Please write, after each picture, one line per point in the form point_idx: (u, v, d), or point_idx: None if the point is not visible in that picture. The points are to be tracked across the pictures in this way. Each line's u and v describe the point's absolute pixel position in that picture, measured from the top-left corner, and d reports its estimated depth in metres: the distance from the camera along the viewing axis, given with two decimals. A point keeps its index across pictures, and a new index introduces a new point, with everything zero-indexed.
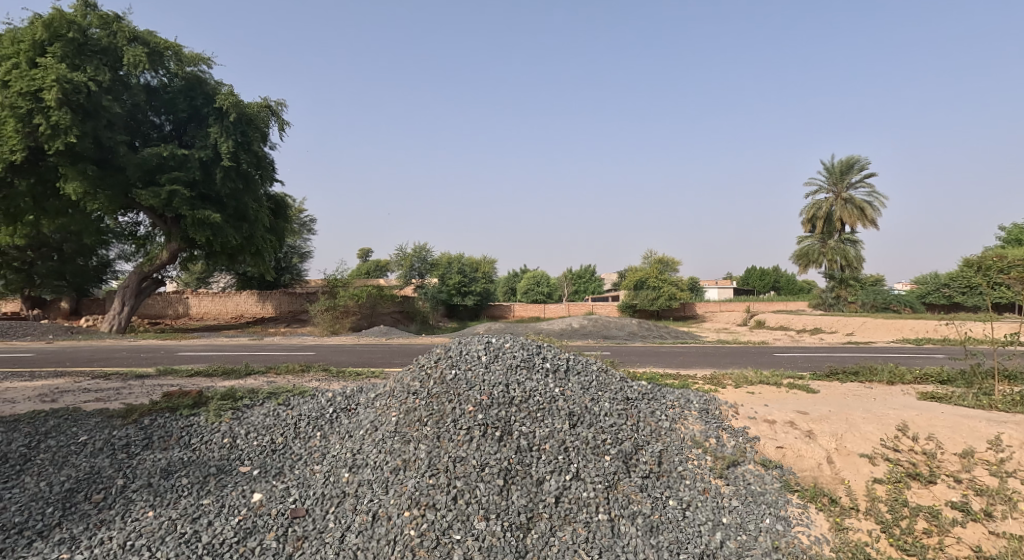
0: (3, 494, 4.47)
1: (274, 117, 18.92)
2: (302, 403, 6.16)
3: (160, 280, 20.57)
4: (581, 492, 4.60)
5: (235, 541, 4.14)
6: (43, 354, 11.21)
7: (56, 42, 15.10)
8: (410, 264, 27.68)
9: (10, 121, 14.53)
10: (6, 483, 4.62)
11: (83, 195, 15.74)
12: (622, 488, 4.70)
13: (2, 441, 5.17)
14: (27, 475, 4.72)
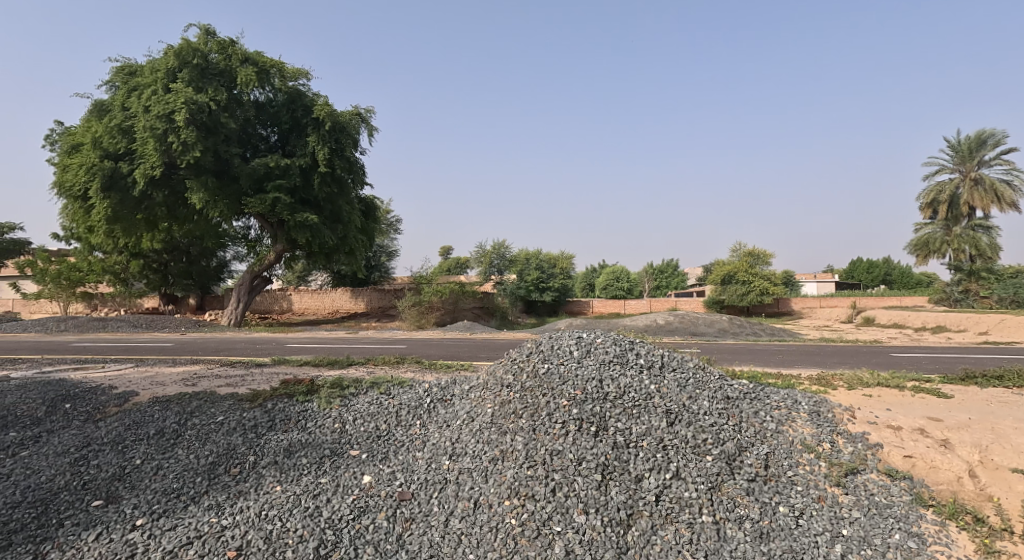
0: (159, 464, 5.01)
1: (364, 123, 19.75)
2: (402, 393, 6.45)
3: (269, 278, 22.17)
4: (683, 492, 4.48)
5: (351, 517, 4.39)
6: (177, 345, 12.46)
7: (184, 69, 16.74)
8: (487, 262, 30.35)
9: (150, 141, 16.10)
10: (163, 454, 5.19)
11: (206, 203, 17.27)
12: (726, 490, 4.53)
13: (158, 418, 5.82)
14: (177, 448, 5.28)
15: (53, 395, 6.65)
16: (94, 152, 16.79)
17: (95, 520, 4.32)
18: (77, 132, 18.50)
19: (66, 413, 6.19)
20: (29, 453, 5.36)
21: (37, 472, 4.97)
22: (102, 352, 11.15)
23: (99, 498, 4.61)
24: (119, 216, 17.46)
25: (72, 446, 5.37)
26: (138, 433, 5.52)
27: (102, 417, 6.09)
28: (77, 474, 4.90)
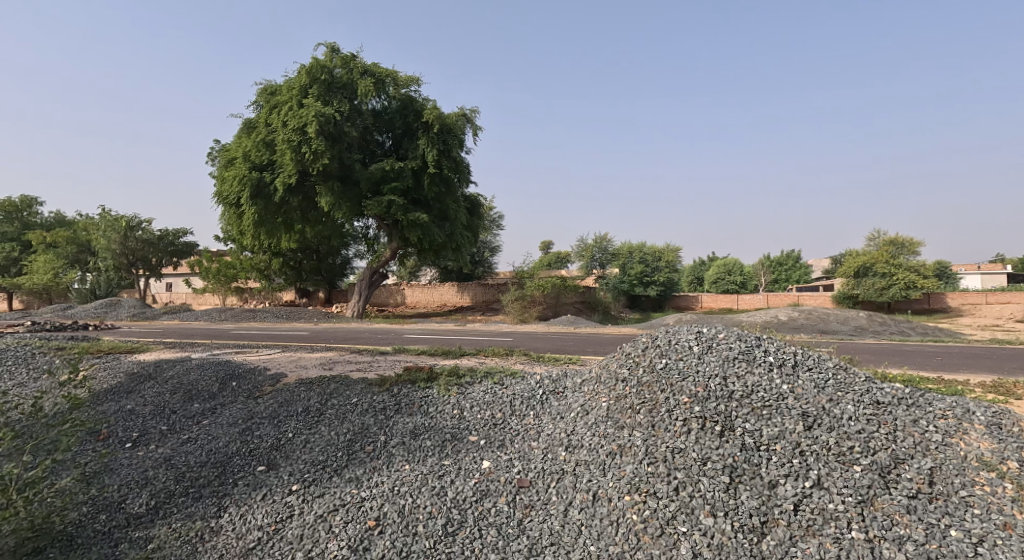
0: (307, 438, 5.55)
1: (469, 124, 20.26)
2: (515, 383, 6.61)
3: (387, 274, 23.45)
4: (826, 504, 4.17)
5: (474, 499, 4.58)
6: (311, 333, 13.63)
7: (314, 85, 18.19)
8: (590, 255, 29.14)
9: (287, 152, 17.65)
10: (310, 429, 5.73)
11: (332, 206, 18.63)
12: (880, 505, 4.15)
13: (303, 397, 6.44)
14: (321, 425, 5.80)
15: (222, 373, 7.60)
16: (244, 164, 18.70)
17: (261, 483, 4.86)
18: (231, 148, 20.79)
19: (232, 389, 7.05)
20: (207, 422, 6.17)
21: (213, 439, 5.69)
22: (249, 339, 12.48)
23: (262, 464, 5.19)
24: (263, 220, 19.28)
25: (239, 418, 6.09)
26: (289, 409, 6.14)
27: (261, 394, 6.85)
28: (244, 442, 5.55)
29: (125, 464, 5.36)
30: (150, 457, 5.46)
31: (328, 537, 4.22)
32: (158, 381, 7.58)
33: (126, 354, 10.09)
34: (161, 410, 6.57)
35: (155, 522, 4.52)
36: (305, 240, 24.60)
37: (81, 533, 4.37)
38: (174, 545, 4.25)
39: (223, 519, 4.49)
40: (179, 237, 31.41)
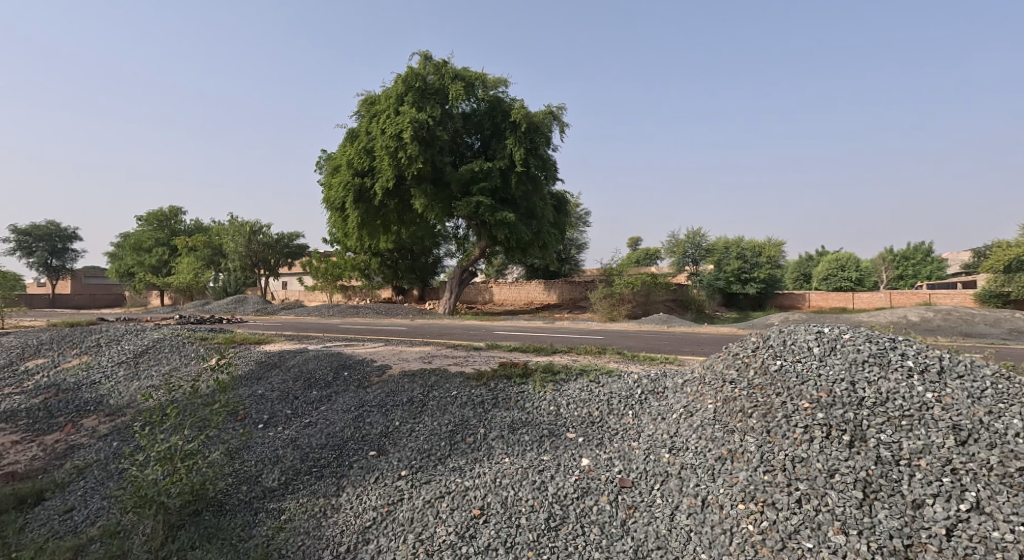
0: (413, 427, 5.83)
1: (557, 121, 20.21)
2: (612, 382, 6.54)
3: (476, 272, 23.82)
4: (988, 532, 3.69)
5: (576, 496, 4.62)
6: (408, 329, 14.20)
7: (409, 93, 18.94)
8: (681, 252, 28.66)
9: (385, 158, 18.52)
10: (415, 419, 6.01)
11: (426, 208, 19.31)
12: None
13: (407, 389, 6.78)
14: (425, 415, 6.07)
15: (335, 363, 8.20)
16: (348, 171, 19.82)
17: (373, 467, 5.21)
18: (336, 156, 22.16)
19: (345, 378, 7.58)
20: (325, 408, 6.68)
21: (331, 424, 6.14)
22: (354, 333, 13.22)
23: (373, 449, 5.53)
24: (364, 223, 20.34)
25: (352, 406, 6.52)
26: (396, 399, 6.48)
27: (371, 384, 7.27)
28: (357, 429, 5.94)
29: (259, 443, 6.03)
30: (279, 438, 6.08)
31: (436, 522, 4.43)
32: (281, 370, 8.40)
33: (255, 345, 11.09)
34: (286, 395, 7.29)
35: (285, 496, 5.00)
36: (401, 240, 25.64)
37: (230, 499, 5.05)
38: (302, 518, 4.67)
39: (341, 498, 4.85)
40: (293, 240, 33.76)
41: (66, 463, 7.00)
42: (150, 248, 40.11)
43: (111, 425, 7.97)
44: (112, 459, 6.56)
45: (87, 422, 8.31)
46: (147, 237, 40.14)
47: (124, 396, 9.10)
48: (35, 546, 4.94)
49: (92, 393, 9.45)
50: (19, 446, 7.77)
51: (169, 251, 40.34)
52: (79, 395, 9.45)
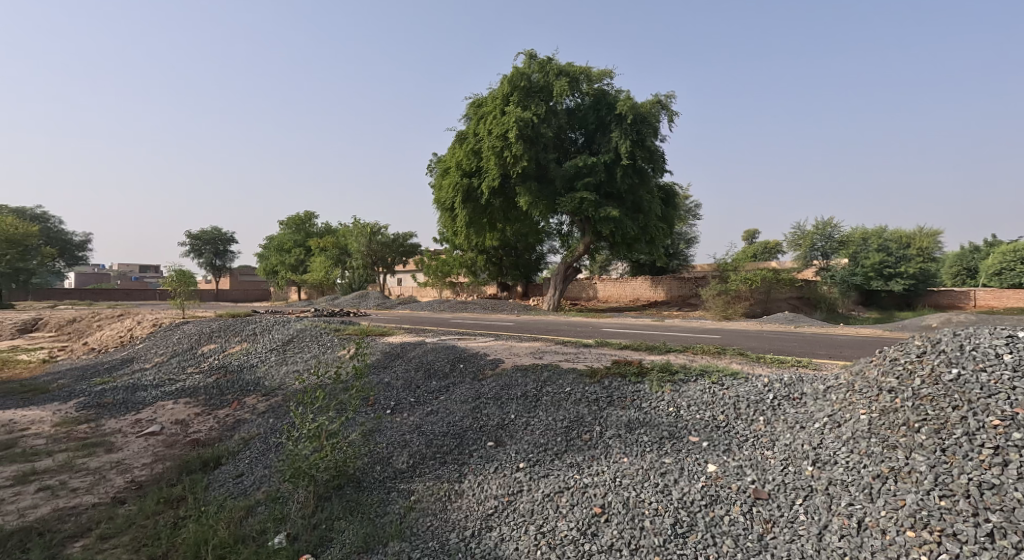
0: (528, 421, 5.90)
1: (665, 110, 19.48)
2: (737, 385, 6.12)
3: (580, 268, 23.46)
4: None
5: (704, 503, 4.37)
6: (516, 325, 14.34)
7: (514, 93, 19.12)
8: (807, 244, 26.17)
9: (492, 157, 18.85)
10: (530, 412, 6.07)
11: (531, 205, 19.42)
12: None
13: (521, 383, 6.86)
14: (539, 409, 6.10)
15: (452, 355, 8.67)
16: (457, 172, 20.42)
17: (492, 457, 5.37)
18: (446, 158, 22.94)
19: (461, 370, 8.05)
20: (444, 398, 7.18)
21: (450, 414, 6.54)
22: (467, 328, 13.59)
23: (491, 440, 5.72)
24: (472, 221, 20.85)
25: (468, 398, 6.87)
26: (510, 393, 6.61)
27: (484, 376, 7.62)
28: (475, 419, 6.25)
29: (389, 426, 6.60)
30: (405, 423, 6.59)
31: (556, 516, 4.45)
32: (403, 360, 9.08)
33: (381, 337, 11.74)
34: (410, 384, 7.94)
35: (413, 479, 5.37)
36: (507, 238, 25.98)
37: (366, 477, 5.62)
38: (429, 501, 4.96)
39: (464, 484, 5.08)
40: (408, 240, 35.23)
41: (235, 434, 7.82)
42: (289, 249, 44.42)
43: (268, 403, 8.83)
44: (273, 433, 7.26)
45: (250, 399, 9.26)
46: (288, 239, 44.40)
47: (277, 378, 10.03)
48: (211, 507, 5.58)
49: (252, 374, 10.61)
50: (200, 417, 8.87)
51: (305, 251, 44.09)
52: (243, 376, 10.62)
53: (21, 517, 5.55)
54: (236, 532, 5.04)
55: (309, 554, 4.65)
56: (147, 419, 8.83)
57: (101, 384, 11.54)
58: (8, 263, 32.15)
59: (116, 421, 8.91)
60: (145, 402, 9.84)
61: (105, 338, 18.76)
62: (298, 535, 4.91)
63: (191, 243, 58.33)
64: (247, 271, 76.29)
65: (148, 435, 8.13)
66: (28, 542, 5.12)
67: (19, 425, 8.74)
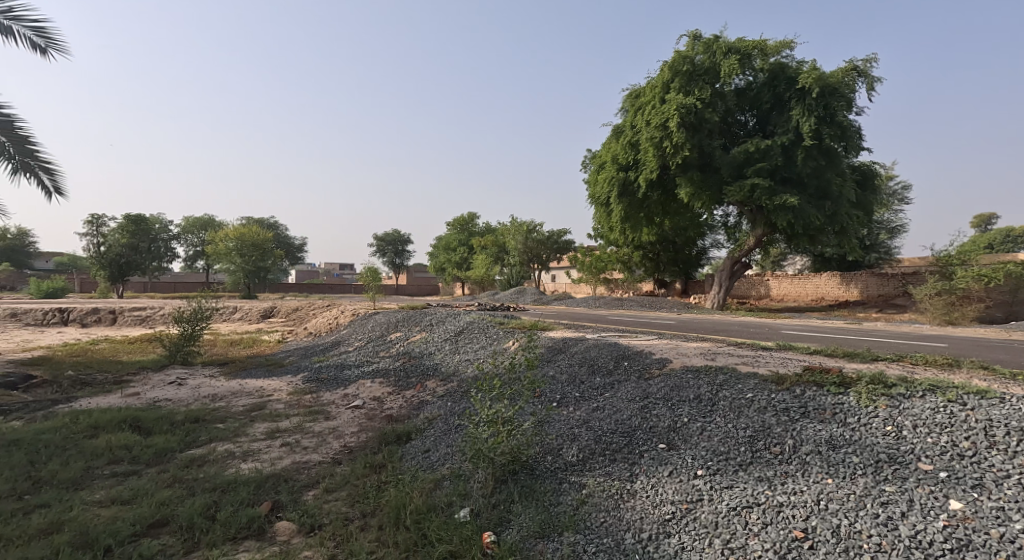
0: (705, 426, 5.12)
1: (862, 78, 16.74)
2: (992, 408, 4.54)
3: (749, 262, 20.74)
4: None
5: (949, 548, 3.45)
6: (683, 324, 13.16)
7: (676, 78, 17.80)
8: None
9: (649, 149, 17.67)
10: (706, 417, 5.27)
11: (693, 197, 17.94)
12: None
13: (693, 385, 5.97)
14: (718, 415, 5.25)
15: (617, 352, 7.96)
16: (612, 166, 19.55)
17: (665, 460, 4.81)
18: (601, 153, 22.17)
19: (625, 368, 7.33)
20: (610, 395, 6.55)
21: (618, 410, 5.93)
22: (632, 325, 12.77)
23: (663, 442, 5.11)
24: (628, 216, 19.70)
25: (637, 395, 6.18)
26: (681, 394, 5.81)
27: (651, 376, 6.84)
28: (645, 418, 5.57)
29: (557, 419, 6.17)
30: (572, 417, 6.12)
31: (746, 534, 3.87)
32: (567, 354, 8.62)
33: (543, 331, 11.42)
34: (573, 379, 7.41)
35: (584, 472, 5.00)
36: (664, 231, 24.31)
37: (538, 466, 5.23)
38: (602, 497, 4.58)
39: (636, 484, 4.64)
40: (561, 237, 34.62)
41: (421, 413, 8.00)
42: (454, 248, 46.75)
43: (446, 388, 8.98)
44: (456, 414, 7.22)
45: (431, 383, 9.50)
46: (454, 239, 46.62)
47: (453, 365, 10.21)
48: (406, 476, 5.63)
49: (430, 360, 10.95)
50: (392, 396, 9.31)
51: (469, 250, 45.95)
52: (423, 361, 11.05)
53: (271, 465, 6.08)
54: (427, 500, 5.04)
55: (490, 533, 4.51)
56: (352, 394, 9.48)
57: (318, 362, 12.81)
58: (251, 261, 37.41)
59: (330, 393, 9.69)
60: (350, 379, 10.59)
61: (318, 323, 21.10)
62: (480, 512, 4.78)
63: (377, 245, 64.66)
64: (421, 270, 82.02)
65: (354, 407, 8.67)
66: (278, 486, 5.55)
67: (267, 392, 9.99)
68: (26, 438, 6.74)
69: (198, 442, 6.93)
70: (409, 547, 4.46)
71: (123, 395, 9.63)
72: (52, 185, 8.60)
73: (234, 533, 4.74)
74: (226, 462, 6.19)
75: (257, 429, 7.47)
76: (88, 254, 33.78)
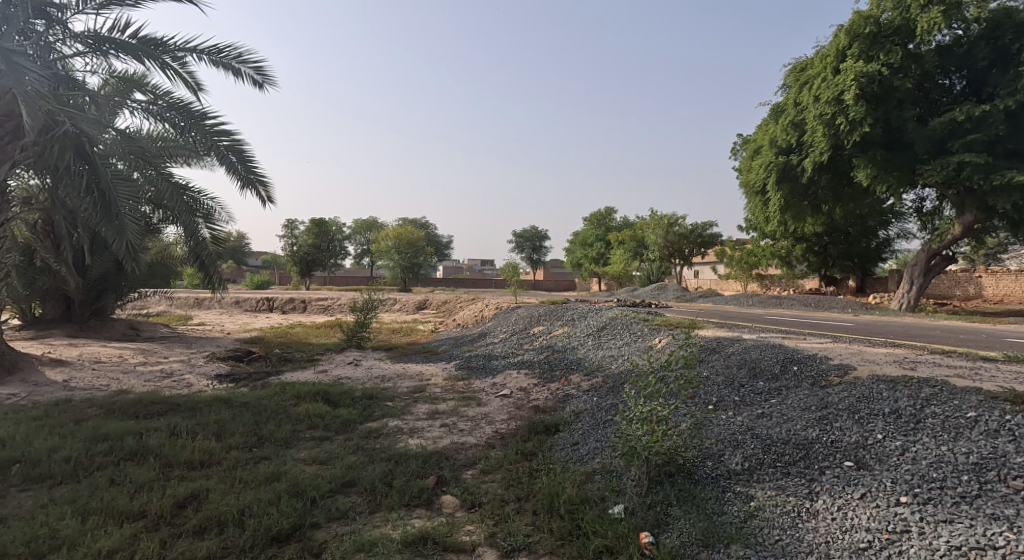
0: (906, 446, 4.92)
1: None
2: None
3: (953, 256, 17.93)
4: None
5: None
6: (863, 326, 11.95)
7: (854, 43, 15.26)
8: None
9: (819, 127, 15.67)
10: (907, 436, 5.05)
11: (875, 178, 15.77)
12: None
13: (890, 398, 5.66)
14: (924, 434, 5.02)
15: (782, 355, 7.58)
16: (771, 151, 18.08)
17: (855, 480, 4.67)
18: (758, 137, 20.63)
19: (795, 373, 6.97)
20: (776, 402, 6.29)
21: (788, 419, 5.71)
22: (796, 326, 11.96)
23: (850, 460, 4.95)
24: (789, 205, 18.18)
25: (812, 405, 5.89)
26: (873, 408, 5.55)
27: (826, 384, 6.47)
28: (825, 431, 5.36)
29: (717, 423, 6.03)
30: (733, 422, 5.95)
31: None
32: (723, 354, 8.35)
33: (693, 329, 11.12)
34: (732, 381, 7.19)
35: (751, 483, 4.94)
36: (833, 221, 22.15)
37: (697, 470, 5.23)
38: (774, 513, 4.54)
39: (817, 504, 4.53)
40: (706, 230, 33.19)
41: (567, 406, 8.25)
42: (592, 243, 46.73)
43: (590, 383, 9.14)
44: (605, 410, 7.34)
45: (575, 378, 9.72)
46: (590, 234, 46.72)
47: (596, 360, 10.36)
48: (557, 466, 5.89)
49: (573, 355, 11.15)
50: (537, 387, 9.69)
51: (606, 245, 45.58)
52: (566, 356, 11.30)
53: (433, 443, 6.65)
54: (580, 492, 5.25)
55: (647, 533, 4.58)
56: (500, 384, 10.01)
57: (468, 351, 13.65)
58: (408, 258, 40.44)
59: (481, 381, 10.31)
60: (497, 368, 11.20)
61: (466, 315, 22.31)
62: (635, 510, 4.87)
63: (516, 242, 66.65)
64: (557, 265, 82.99)
65: (503, 396, 9.16)
66: (441, 462, 6.02)
67: (424, 376, 10.89)
68: (252, 402, 7.99)
69: (373, 416, 7.75)
70: (562, 536, 4.68)
71: (316, 371, 11.03)
72: (267, 195, 10.08)
73: (408, 501, 5.19)
74: (396, 436, 6.85)
75: (419, 409, 8.20)
76: (285, 251, 39.04)
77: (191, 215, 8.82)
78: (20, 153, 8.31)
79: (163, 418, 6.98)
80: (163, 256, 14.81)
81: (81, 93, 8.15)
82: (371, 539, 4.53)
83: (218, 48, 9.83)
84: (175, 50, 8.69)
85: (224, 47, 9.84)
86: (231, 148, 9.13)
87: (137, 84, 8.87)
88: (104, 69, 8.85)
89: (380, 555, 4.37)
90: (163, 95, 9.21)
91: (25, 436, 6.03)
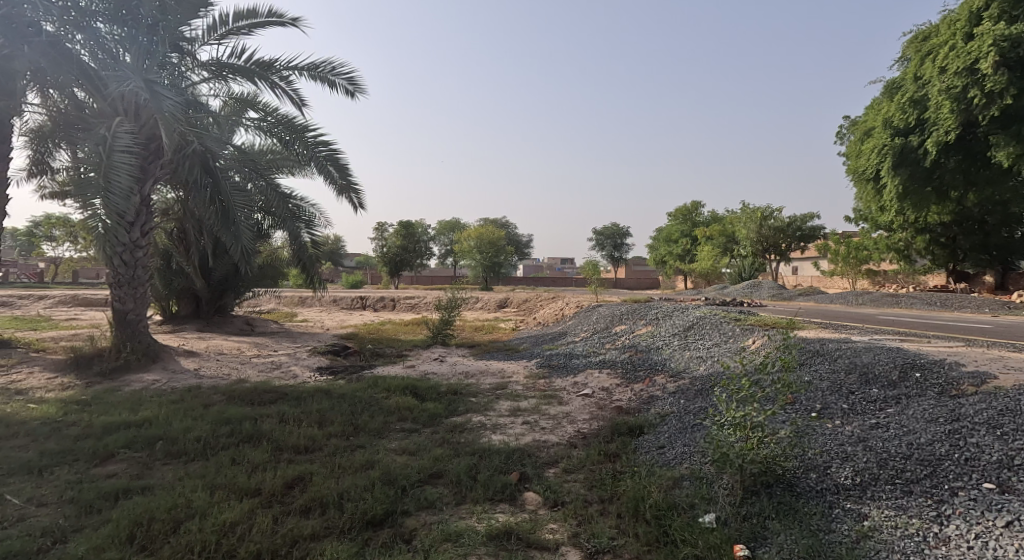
0: None
1: None
2: None
3: None
4: None
5: None
6: (1005, 329, 10.86)
7: (993, 4, 13.79)
8: None
9: (945, 102, 14.42)
10: None
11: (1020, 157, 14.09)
12: None
13: None
14: None
15: (901, 360, 7.07)
16: (886, 132, 16.83)
17: (998, 505, 4.32)
18: (869, 118, 19.29)
19: (917, 381, 6.47)
20: (894, 413, 5.89)
21: (910, 432, 5.36)
22: (918, 327, 11.10)
23: (991, 481, 4.59)
24: (907, 192, 16.70)
25: (940, 417, 5.48)
26: (1017, 423, 5.09)
27: (958, 395, 6.00)
28: (956, 448, 4.98)
29: (822, 432, 5.73)
30: (842, 432, 5.65)
31: None
32: (828, 357, 7.92)
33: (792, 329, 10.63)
34: (840, 387, 6.78)
35: (864, 500, 4.69)
36: (963, 209, 20.14)
37: (799, 483, 5.01)
38: (894, 535, 4.29)
39: (948, 530, 4.23)
40: (806, 223, 31.38)
41: (652, 408, 8.14)
42: (677, 239, 45.59)
43: (677, 384, 8.99)
44: (693, 413, 7.18)
45: (660, 378, 9.59)
46: (675, 230, 45.61)
47: (683, 361, 10.14)
48: (643, 469, 5.85)
49: (658, 355, 11.00)
50: (620, 388, 9.62)
51: (692, 241, 44.30)
52: (650, 355, 11.16)
53: (515, 440, 6.77)
54: (668, 497, 5.17)
55: (743, 546, 4.48)
56: (582, 383, 10.02)
57: (550, 350, 13.73)
58: (488, 257, 41.22)
59: (562, 380, 10.37)
60: (580, 367, 11.19)
61: (547, 313, 22.45)
62: (728, 521, 4.76)
63: (597, 240, 66.34)
64: (640, 263, 81.60)
65: (585, 396, 9.18)
66: (524, 459, 6.13)
67: (506, 373, 11.11)
68: (349, 393, 8.48)
69: (458, 411, 8.02)
70: (650, 541, 4.66)
71: (406, 366, 11.53)
72: (361, 200, 10.66)
73: (492, 495, 5.34)
74: (480, 431, 7.04)
75: (501, 406, 8.40)
76: (376, 252, 41.01)
77: (295, 221, 9.46)
78: (160, 170, 9.09)
79: (274, 406, 7.56)
80: (272, 259, 15.98)
81: (205, 114, 8.95)
82: (458, 530, 4.72)
83: (316, 64, 10.50)
84: (282, 69, 9.35)
85: (321, 63, 10.49)
86: (330, 158, 9.71)
87: (250, 102, 9.64)
88: (225, 91, 9.66)
89: (467, 546, 4.55)
90: (272, 111, 9.94)
91: (164, 417, 6.73)
